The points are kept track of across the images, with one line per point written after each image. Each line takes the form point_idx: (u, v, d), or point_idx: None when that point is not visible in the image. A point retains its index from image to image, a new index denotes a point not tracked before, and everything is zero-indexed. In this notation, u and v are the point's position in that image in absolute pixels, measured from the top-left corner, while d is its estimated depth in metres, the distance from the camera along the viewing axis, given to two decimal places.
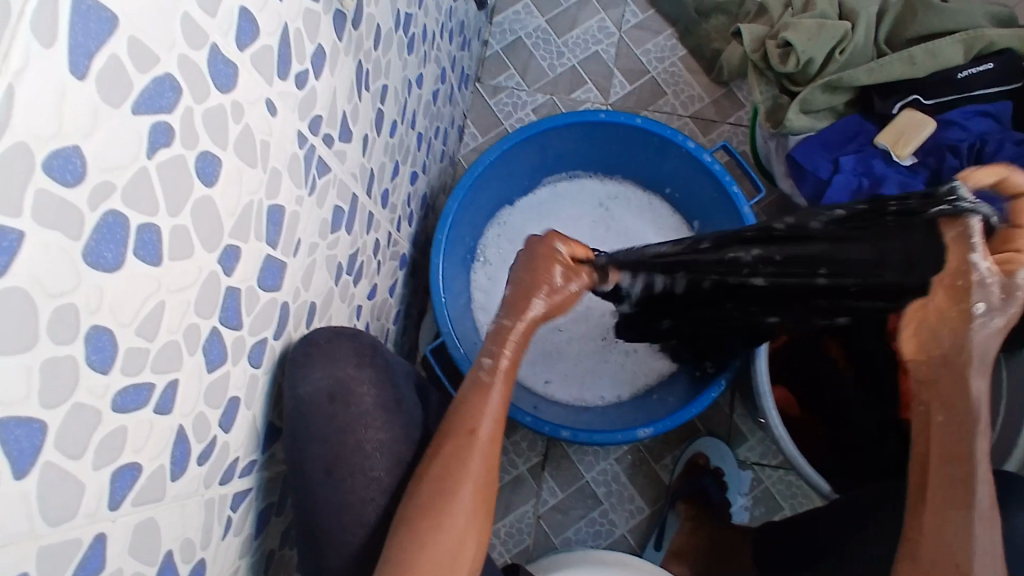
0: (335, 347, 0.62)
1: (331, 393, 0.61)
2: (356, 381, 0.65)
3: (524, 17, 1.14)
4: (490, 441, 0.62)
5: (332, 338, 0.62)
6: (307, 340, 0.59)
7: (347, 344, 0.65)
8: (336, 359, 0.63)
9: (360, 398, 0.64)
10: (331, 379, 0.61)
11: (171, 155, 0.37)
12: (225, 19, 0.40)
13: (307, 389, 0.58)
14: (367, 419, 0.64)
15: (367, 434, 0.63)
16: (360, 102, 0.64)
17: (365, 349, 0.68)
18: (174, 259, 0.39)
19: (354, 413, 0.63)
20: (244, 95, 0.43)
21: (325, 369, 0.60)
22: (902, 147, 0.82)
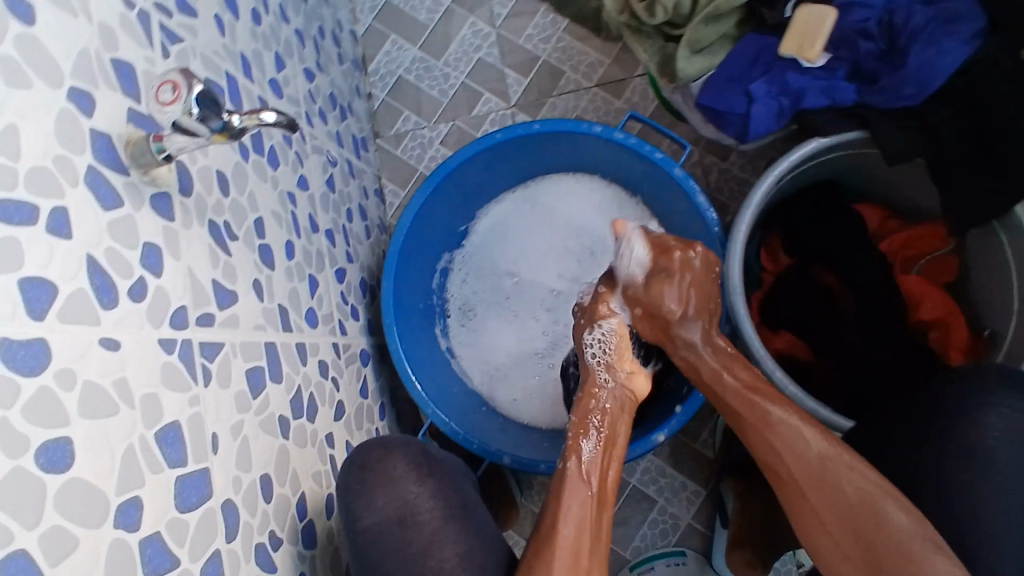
0: (389, 465, 0.71)
1: (399, 516, 0.68)
2: (421, 497, 0.70)
3: (396, 54, 1.09)
4: (574, 540, 0.63)
5: (384, 457, 0.71)
6: (360, 467, 0.70)
7: (400, 456, 0.72)
8: (394, 480, 0.70)
9: (427, 513, 0.69)
10: (397, 502, 0.69)
11: (1, 476, 0.35)
12: (4, 303, 0.37)
13: (371, 518, 0.67)
14: (439, 538, 0.68)
15: (443, 553, 0.67)
16: (232, 257, 0.61)
17: (415, 453, 0.73)
18: (57, 564, 0.37)
19: (426, 531, 0.68)
20: (69, 356, 0.40)
21: (385, 494, 0.69)
22: (809, 50, 0.76)
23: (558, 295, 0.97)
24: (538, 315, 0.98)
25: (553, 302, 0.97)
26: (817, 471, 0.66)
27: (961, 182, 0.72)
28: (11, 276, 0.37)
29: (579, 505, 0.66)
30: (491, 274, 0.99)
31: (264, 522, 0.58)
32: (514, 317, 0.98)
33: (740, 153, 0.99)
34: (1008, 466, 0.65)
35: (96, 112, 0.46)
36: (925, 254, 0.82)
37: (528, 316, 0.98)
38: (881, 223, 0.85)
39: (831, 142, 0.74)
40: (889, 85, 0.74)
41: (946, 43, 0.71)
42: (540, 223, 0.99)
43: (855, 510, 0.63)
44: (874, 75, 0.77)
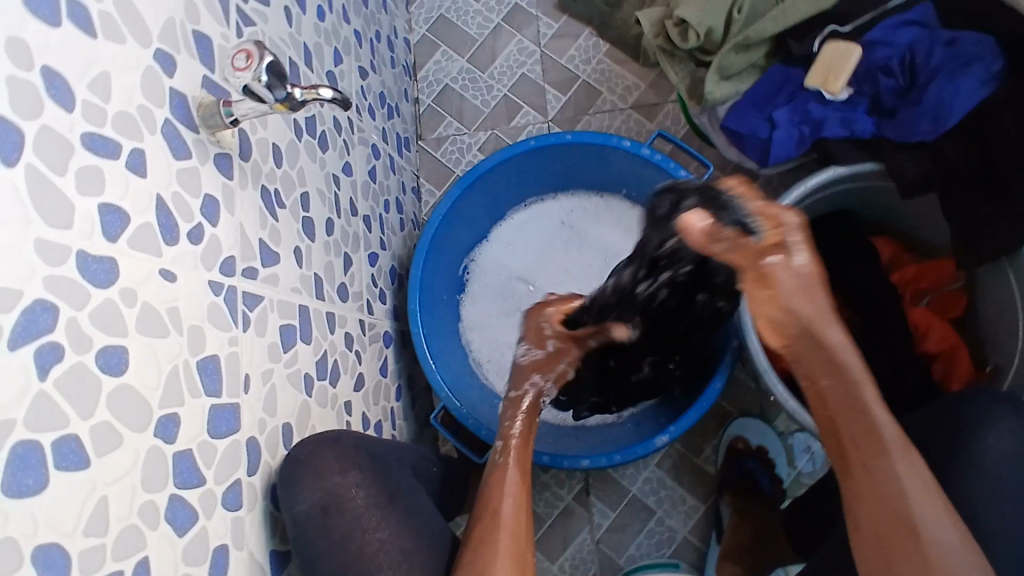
0: (320, 458, 0.63)
1: (324, 505, 0.60)
2: (345, 486, 0.62)
3: (444, 64, 1.16)
4: (517, 515, 0.63)
5: (316, 447, 0.63)
6: (289, 458, 0.61)
7: (330, 452, 0.64)
8: (324, 471, 0.62)
9: (352, 502, 0.62)
10: (322, 492, 0.60)
11: (66, 367, 0.40)
12: (84, 222, 0.42)
13: (301, 506, 0.59)
14: (365, 522, 0.62)
15: (367, 537, 0.61)
16: (278, 223, 0.66)
17: (347, 447, 0.65)
18: (102, 454, 0.42)
19: (349, 520, 0.61)
20: (132, 278, 0.46)
21: (312, 484, 0.60)
22: (833, 82, 0.81)
23: None
24: None
25: None
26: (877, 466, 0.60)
27: (973, 217, 0.75)
28: (93, 201, 0.43)
29: (511, 485, 0.66)
30: (503, 276, 1.04)
31: (281, 467, 0.62)
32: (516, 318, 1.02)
33: (765, 181, 1.03)
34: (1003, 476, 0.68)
35: (177, 74, 0.52)
36: (934, 288, 0.85)
37: None
38: (894, 256, 0.88)
39: (846, 171, 0.78)
40: (903, 120, 0.78)
41: (963, 82, 0.74)
42: (559, 235, 1.05)
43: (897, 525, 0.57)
44: (892, 110, 0.81)
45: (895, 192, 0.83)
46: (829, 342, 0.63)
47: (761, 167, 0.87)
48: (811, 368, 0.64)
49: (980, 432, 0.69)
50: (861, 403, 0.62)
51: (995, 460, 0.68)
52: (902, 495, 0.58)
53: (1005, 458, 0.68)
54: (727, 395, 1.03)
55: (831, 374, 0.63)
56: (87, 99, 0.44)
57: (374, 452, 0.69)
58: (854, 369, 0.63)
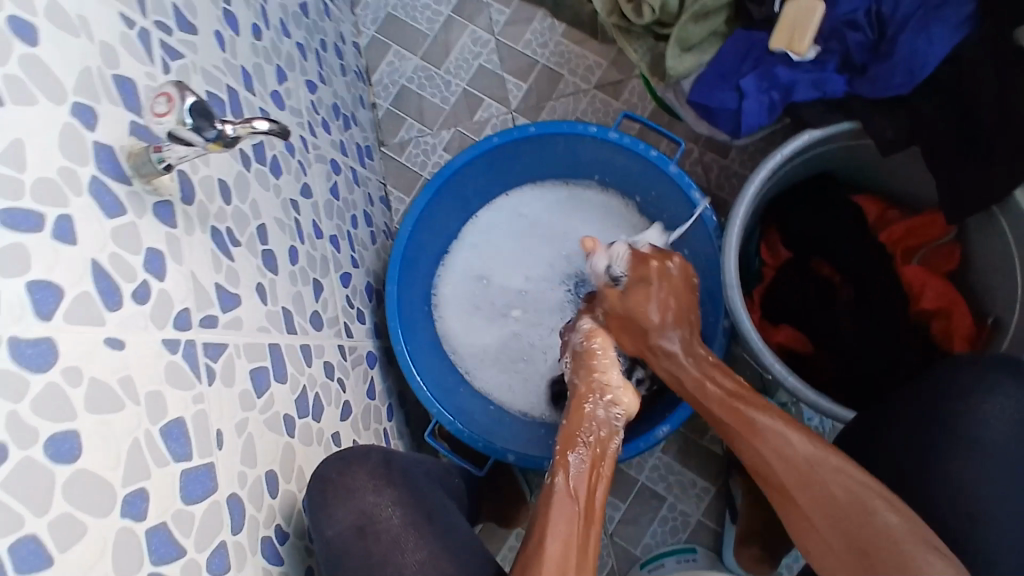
0: (351, 478, 0.65)
1: (360, 527, 0.64)
2: (381, 505, 0.65)
3: (398, 64, 1.11)
4: (564, 548, 0.63)
5: (345, 467, 0.66)
6: (319, 480, 0.64)
7: (362, 470, 0.66)
8: (354, 491, 0.65)
9: (388, 522, 0.65)
10: (357, 513, 0.64)
11: (10, 465, 0.37)
12: (12, 305, 0.39)
13: (332, 529, 0.62)
14: (402, 542, 0.64)
15: (405, 559, 0.63)
16: (235, 262, 0.63)
17: (376, 465, 0.68)
18: (63, 549, 0.39)
19: (387, 539, 0.64)
20: (75, 355, 0.43)
21: (346, 506, 0.64)
22: (799, 43, 0.77)
23: (525, 297, 0.99)
24: (509, 317, 0.99)
25: (521, 304, 0.99)
26: (805, 472, 0.65)
27: (959, 168, 0.73)
28: (19, 279, 0.40)
29: (566, 522, 0.65)
30: (469, 277, 1.01)
31: (270, 517, 0.60)
32: (487, 316, 1.00)
33: (739, 149, 0.99)
34: (1005, 450, 0.66)
35: (99, 125, 0.49)
36: (925, 244, 0.83)
37: (503, 317, 0.99)
38: (881, 214, 0.85)
39: (822, 134, 0.75)
40: (875, 75, 0.74)
41: (936, 31, 0.71)
42: (519, 227, 1.01)
43: (849, 511, 0.62)
44: (863, 67, 0.78)
45: (874, 149, 0.80)
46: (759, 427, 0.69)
47: (735, 137, 0.84)
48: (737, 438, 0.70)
49: (978, 401, 0.67)
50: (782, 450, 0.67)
51: (994, 435, 0.66)
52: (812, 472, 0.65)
53: (1007, 427, 0.66)
54: (725, 373, 1.00)
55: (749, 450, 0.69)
56: (0, 171, 0.40)
57: (404, 468, 0.70)
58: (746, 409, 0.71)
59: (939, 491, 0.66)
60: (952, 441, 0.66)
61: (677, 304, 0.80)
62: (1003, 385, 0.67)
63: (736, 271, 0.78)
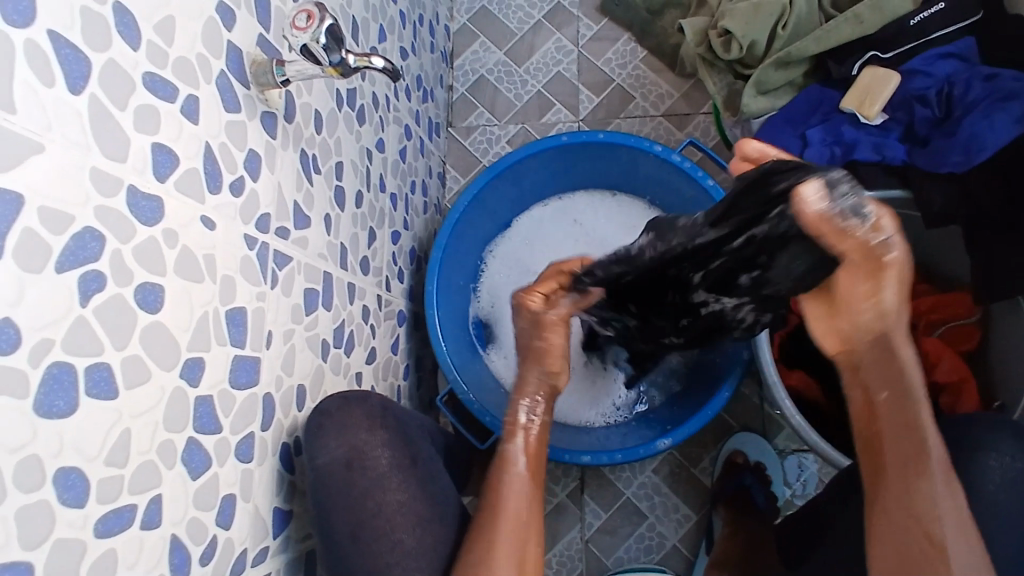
0: (349, 415, 0.65)
1: (349, 460, 0.62)
2: (372, 444, 0.65)
3: (482, 54, 1.17)
4: (520, 507, 0.65)
5: (343, 405, 0.66)
6: (317, 412, 0.64)
7: (359, 410, 0.66)
8: (350, 428, 0.65)
9: (375, 460, 0.65)
10: (347, 447, 0.63)
11: (106, 297, 0.41)
12: (137, 159, 0.43)
13: (324, 458, 0.62)
14: (386, 481, 0.64)
15: (385, 497, 0.63)
16: (313, 187, 0.67)
17: (374, 410, 0.68)
18: (130, 387, 0.43)
19: (373, 475, 0.63)
20: (175, 221, 0.47)
21: (338, 437, 0.63)
22: (869, 107, 0.82)
23: None
24: None
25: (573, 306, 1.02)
26: (873, 444, 0.64)
27: (996, 252, 0.76)
28: (147, 139, 0.44)
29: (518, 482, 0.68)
30: (518, 268, 1.05)
31: (293, 428, 0.63)
32: None
33: None
34: (995, 501, 0.68)
35: (235, 28, 0.53)
36: (947, 320, 0.86)
37: None
38: (911, 285, 0.89)
39: (875, 195, 0.79)
40: (937, 149, 0.78)
41: (998, 119, 0.75)
42: (573, 233, 1.06)
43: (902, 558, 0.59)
44: (925, 139, 0.81)
45: (920, 222, 0.84)
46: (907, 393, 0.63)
47: None
48: (860, 375, 0.66)
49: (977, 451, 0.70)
50: (916, 434, 0.62)
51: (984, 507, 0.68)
52: (924, 454, 0.61)
53: (1002, 482, 0.68)
54: (729, 409, 1.03)
55: (890, 389, 0.64)
56: (152, 40, 0.44)
57: (398, 418, 0.72)
58: (910, 371, 0.64)
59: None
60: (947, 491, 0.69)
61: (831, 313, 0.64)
62: (999, 441, 0.70)
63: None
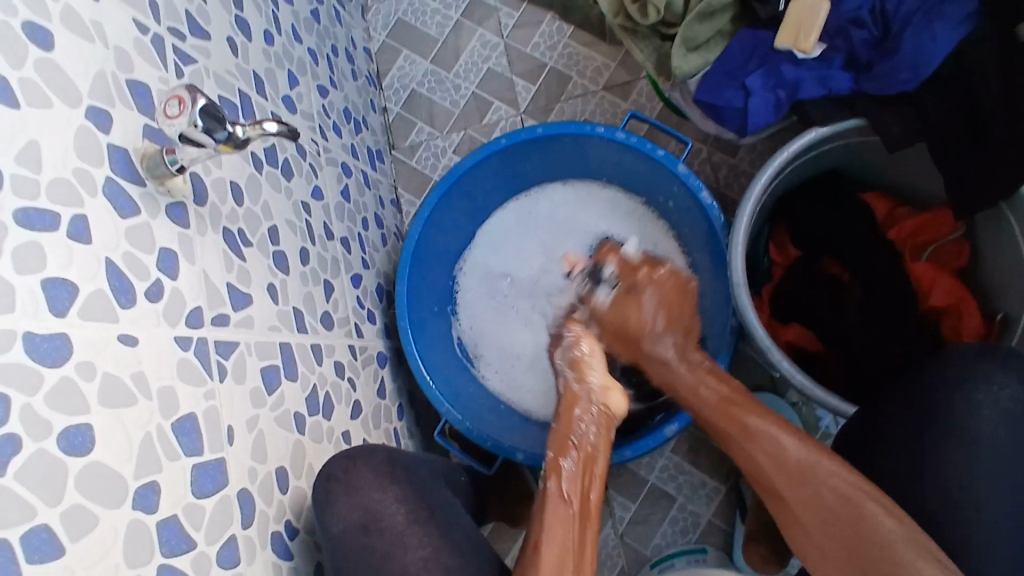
0: (355, 476, 0.64)
1: (364, 524, 0.62)
2: (385, 502, 0.64)
3: (408, 68, 1.13)
4: (566, 544, 0.64)
5: (349, 465, 0.64)
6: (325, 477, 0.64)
7: (366, 468, 0.65)
8: (359, 489, 0.64)
9: (392, 520, 0.63)
10: (361, 511, 0.63)
11: (26, 457, 0.38)
12: (28, 301, 0.40)
13: (338, 527, 0.62)
14: (405, 540, 0.63)
15: (409, 556, 0.62)
16: (246, 262, 0.64)
17: (381, 462, 0.66)
18: (77, 538, 0.40)
19: (390, 537, 0.62)
20: (88, 350, 0.44)
21: (350, 503, 0.63)
22: (804, 41, 0.78)
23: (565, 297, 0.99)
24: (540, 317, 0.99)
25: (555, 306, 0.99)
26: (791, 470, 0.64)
27: (969, 166, 0.73)
28: (35, 276, 0.41)
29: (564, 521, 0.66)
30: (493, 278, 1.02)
31: (281, 512, 0.61)
32: (511, 318, 1.00)
33: (748, 148, 1.00)
34: (996, 441, 0.66)
35: (113, 128, 0.51)
36: (933, 241, 0.83)
37: (530, 315, 1.00)
38: (889, 212, 0.86)
39: (828, 131, 0.75)
40: (880, 73, 0.75)
41: (940, 28, 0.72)
42: (540, 229, 1.02)
43: (840, 515, 0.60)
44: (868, 66, 0.78)
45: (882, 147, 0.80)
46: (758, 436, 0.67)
47: (741, 136, 0.84)
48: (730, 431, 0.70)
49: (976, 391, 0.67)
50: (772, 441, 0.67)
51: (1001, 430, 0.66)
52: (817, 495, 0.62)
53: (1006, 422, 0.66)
54: (735, 372, 1.00)
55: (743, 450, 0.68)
56: (17, 172, 0.42)
57: (406, 467, 0.68)
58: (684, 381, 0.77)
59: (942, 489, 0.65)
60: (956, 441, 0.66)
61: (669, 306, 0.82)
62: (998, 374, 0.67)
63: (743, 270, 0.77)
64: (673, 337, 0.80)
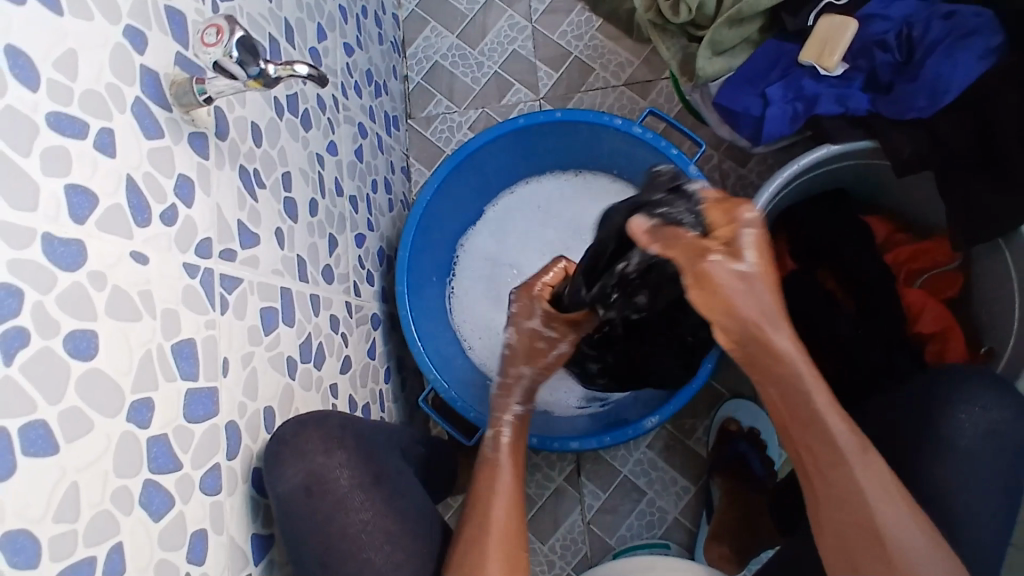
0: (305, 439, 0.62)
1: (307, 486, 0.60)
2: (329, 467, 0.62)
3: (434, 40, 1.13)
4: (510, 518, 0.64)
5: (299, 430, 0.62)
6: (274, 440, 0.61)
7: (315, 432, 0.63)
8: (304, 453, 0.61)
9: (336, 483, 0.62)
10: (307, 472, 0.61)
11: (33, 353, 0.39)
12: (50, 205, 0.41)
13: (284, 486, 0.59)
14: (347, 503, 0.62)
15: (350, 518, 0.62)
16: (258, 203, 0.65)
17: (333, 427, 0.65)
18: (73, 439, 0.41)
19: (333, 499, 0.61)
20: (102, 262, 0.45)
21: (295, 465, 0.60)
22: (828, 58, 0.80)
23: None
24: None
25: None
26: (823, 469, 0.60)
27: (975, 195, 0.75)
28: (59, 181, 0.42)
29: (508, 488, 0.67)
30: (490, 256, 1.03)
31: (264, 451, 0.61)
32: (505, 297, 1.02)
33: (759, 160, 1.02)
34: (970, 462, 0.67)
35: (147, 51, 0.51)
36: (929, 268, 0.85)
37: None
38: (889, 235, 0.88)
39: (841, 149, 0.77)
40: (899, 97, 0.77)
41: (960, 59, 0.74)
42: (542, 215, 1.04)
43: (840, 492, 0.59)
44: (888, 86, 0.80)
45: (890, 170, 0.82)
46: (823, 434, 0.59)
47: (754, 145, 0.86)
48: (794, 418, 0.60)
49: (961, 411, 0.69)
50: (840, 461, 0.59)
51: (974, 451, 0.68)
52: (860, 496, 0.58)
53: (986, 441, 0.68)
54: (717, 376, 1.02)
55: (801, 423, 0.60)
56: (53, 78, 0.42)
57: (362, 432, 0.69)
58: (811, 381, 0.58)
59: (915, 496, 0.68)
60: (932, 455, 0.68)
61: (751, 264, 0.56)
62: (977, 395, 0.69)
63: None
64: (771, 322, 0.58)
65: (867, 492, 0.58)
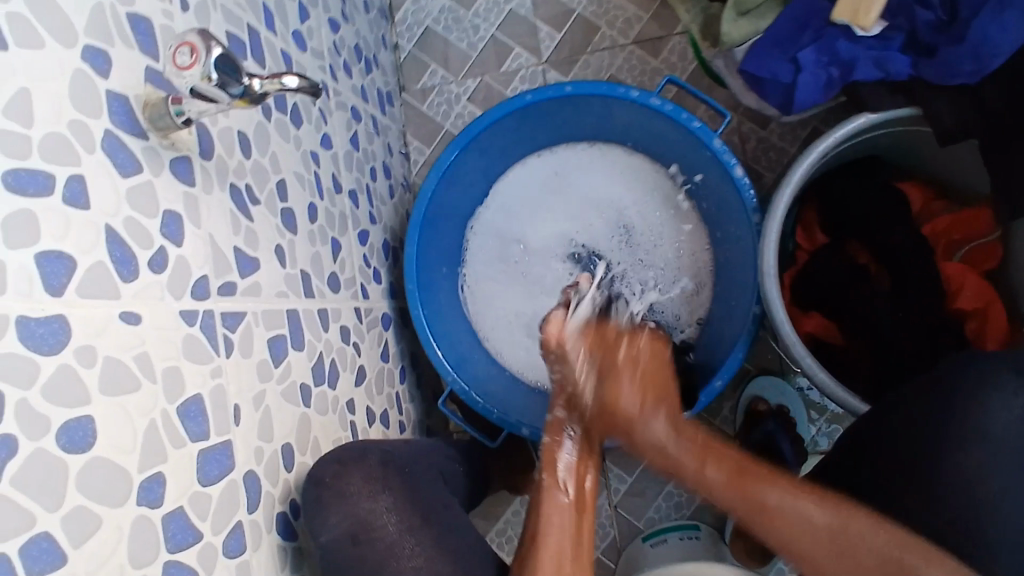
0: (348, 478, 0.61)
1: (354, 534, 0.59)
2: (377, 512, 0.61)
3: (424, 3, 1.04)
4: (563, 542, 0.65)
5: (341, 468, 0.61)
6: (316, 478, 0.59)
7: (357, 473, 0.61)
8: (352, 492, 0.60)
9: (383, 530, 0.60)
10: (353, 519, 0.59)
11: (24, 458, 0.34)
12: (22, 280, 0.36)
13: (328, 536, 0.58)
14: (398, 550, 0.60)
15: (399, 565, 0.59)
16: (253, 223, 0.59)
17: (376, 466, 0.64)
18: (80, 541, 0.37)
19: (383, 547, 0.60)
20: (90, 331, 0.39)
21: (339, 511, 0.59)
22: (864, 16, 0.72)
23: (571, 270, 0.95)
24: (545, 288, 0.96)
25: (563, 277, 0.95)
26: (821, 535, 0.58)
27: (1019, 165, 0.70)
28: (28, 250, 0.36)
29: (559, 514, 0.67)
30: (498, 240, 0.97)
31: (286, 491, 0.58)
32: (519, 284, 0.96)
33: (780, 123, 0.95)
34: None
35: (113, 72, 0.44)
36: (968, 240, 0.81)
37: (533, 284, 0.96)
38: (926, 204, 0.83)
39: (880, 118, 0.72)
40: (944, 60, 0.70)
41: (1010, 18, 0.67)
42: (553, 193, 0.97)
43: (828, 531, 0.58)
44: (928, 48, 0.73)
45: (932, 136, 0.78)
46: (767, 501, 0.61)
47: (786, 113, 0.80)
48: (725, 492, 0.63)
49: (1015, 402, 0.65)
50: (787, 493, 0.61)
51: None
52: (840, 530, 0.58)
53: None
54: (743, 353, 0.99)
55: (738, 491, 0.63)
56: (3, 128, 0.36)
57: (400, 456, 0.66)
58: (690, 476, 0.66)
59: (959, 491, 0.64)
60: None
61: (654, 384, 0.71)
62: None
63: (776, 261, 0.74)
64: (664, 413, 0.69)
65: (818, 522, 0.59)
